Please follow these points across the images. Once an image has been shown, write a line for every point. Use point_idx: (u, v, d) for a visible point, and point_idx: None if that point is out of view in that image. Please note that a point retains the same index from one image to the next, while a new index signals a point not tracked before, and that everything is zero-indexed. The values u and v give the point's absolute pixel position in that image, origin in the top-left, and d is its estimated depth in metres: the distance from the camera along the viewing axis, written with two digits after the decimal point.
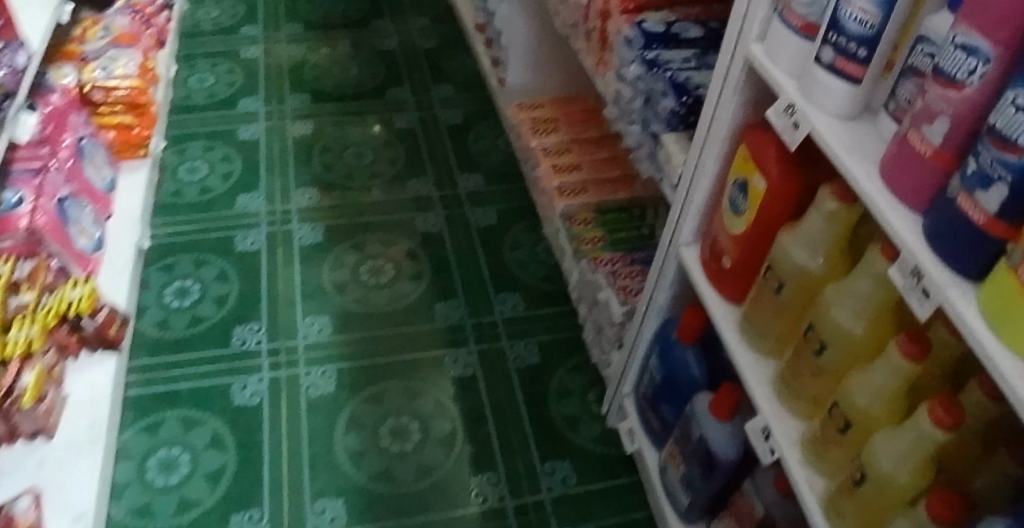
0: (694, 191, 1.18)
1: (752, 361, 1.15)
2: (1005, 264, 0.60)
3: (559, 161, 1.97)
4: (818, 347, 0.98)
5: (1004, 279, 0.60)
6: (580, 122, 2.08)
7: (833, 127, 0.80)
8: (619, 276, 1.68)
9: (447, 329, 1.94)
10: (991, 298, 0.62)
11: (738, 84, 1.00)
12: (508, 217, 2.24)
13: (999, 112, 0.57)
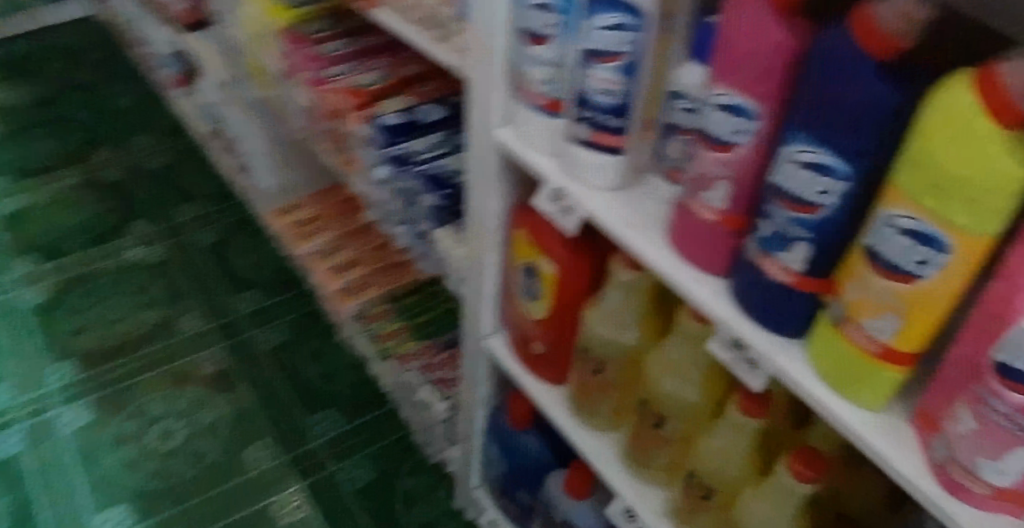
0: (483, 284, 1.06)
1: (595, 441, 1.04)
2: (825, 318, 0.58)
3: (332, 259, 1.66)
4: (659, 419, 0.90)
5: (828, 334, 0.58)
6: (343, 209, 1.82)
7: (609, 204, 0.74)
8: (432, 368, 1.45)
9: (261, 474, 1.59)
10: (822, 354, 0.59)
11: (495, 173, 0.89)
12: (302, 319, 1.89)
13: (779, 171, 0.53)
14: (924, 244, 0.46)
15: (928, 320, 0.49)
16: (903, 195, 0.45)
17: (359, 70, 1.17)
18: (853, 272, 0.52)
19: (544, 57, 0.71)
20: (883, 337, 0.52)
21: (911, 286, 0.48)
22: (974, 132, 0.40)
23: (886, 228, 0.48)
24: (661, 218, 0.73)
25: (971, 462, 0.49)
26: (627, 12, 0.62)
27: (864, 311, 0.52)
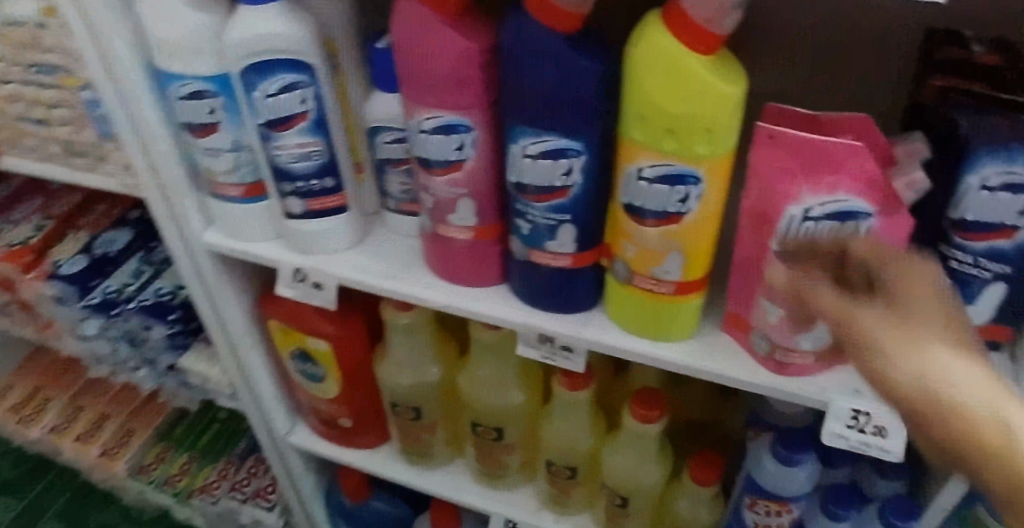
0: (257, 388, 0.85)
1: (444, 478, 0.89)
2: (614, 279, 0.59)
3: (72, 430, 1.15)
4: (496, 433, 0.79)
5: (624, 294, 0.58)
6: (60, 368, 1.24)
7: (359, 262, 0.67)
8: (245, 485, 1.10)
9: None
10: (624, 314, 0.60)
11: (220, 280, 0.75)
12: (73, 502, 1.28)
13: (517, 169, 0.55)
14: (676, 184, 0.49)
15: (703, 245, 0.52)
16: (641, 146, 0.48)
17: (8, 225, 0.90)
18: (622, 231, 0.54)
19: (217, 146, 0.63)
20: (671, 277, 0.54)
21: (680, 225, 0.51)
22: (683, 64, 0.43)
23: (639, 184, 0.50)
24: (417, 251, 0.69)
25: (790, 341, 0.55)
26: (298, 69, 0.56)
27: (648, 261, 0.54)
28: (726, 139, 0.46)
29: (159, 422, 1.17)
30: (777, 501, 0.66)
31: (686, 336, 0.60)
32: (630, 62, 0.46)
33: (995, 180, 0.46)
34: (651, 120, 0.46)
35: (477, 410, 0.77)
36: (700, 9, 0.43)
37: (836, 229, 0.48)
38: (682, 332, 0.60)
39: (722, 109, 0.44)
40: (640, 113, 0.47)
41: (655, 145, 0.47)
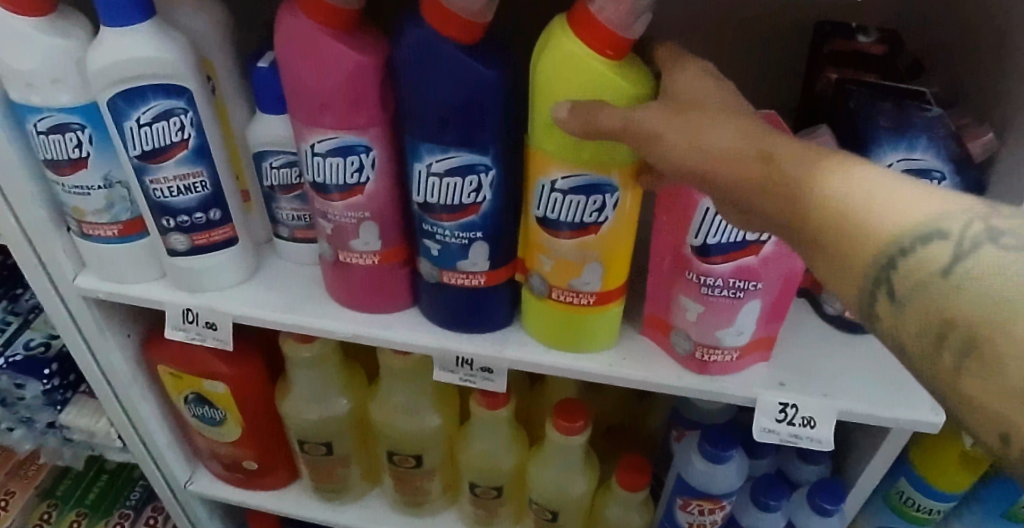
0: (150, 438, 0.77)
1: (361, 513, 0.82)
2: (532, 293, 0.57)
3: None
4: (415, 459, 0.74)
5: (544, 307, 0.57)
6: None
7: (256, 296, 0.62)
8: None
9: None
10: (543, 328, 0.59)
11: (100, 326, 0.68)
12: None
13: (422, 189, 0.52)
14: (591, 194, 0.48)
15: (621, 253, 0.52)
16: (553, 158, 0.47)
17: None
18: (537, 245, 0.53)
19: (84, 184, 0.57)
20: (591, 288, 0.53)
21: (597, 235, 0.50)
22: (592, 70, 0.43)
23: (553, 197, 0.49)
24: (318, 281, 0.64)
25: (713, 339, 0.57)
26: (173, 95, 0.52)
27: (566, 274, 0.53)
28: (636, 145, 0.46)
29: (42, 479, 1.06)
30: (710, 499, 0.67)
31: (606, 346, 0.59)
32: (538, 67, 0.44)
33: (899, 164, 0.57)
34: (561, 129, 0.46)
35: (395, 439, 0.73)
36: (610, 13, 0.42)
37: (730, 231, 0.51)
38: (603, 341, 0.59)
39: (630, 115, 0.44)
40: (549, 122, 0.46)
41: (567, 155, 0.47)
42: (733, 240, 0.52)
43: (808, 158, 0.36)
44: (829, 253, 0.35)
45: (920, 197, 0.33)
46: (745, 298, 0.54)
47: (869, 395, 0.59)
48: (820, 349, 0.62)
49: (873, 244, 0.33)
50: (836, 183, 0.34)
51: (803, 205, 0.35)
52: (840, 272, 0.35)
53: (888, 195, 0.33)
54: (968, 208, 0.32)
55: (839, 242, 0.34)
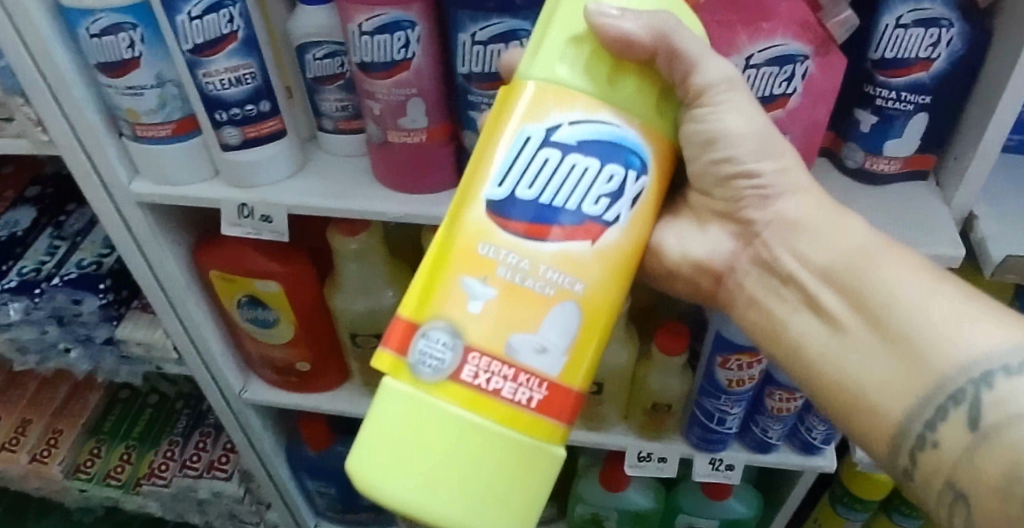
0: (205, 347, 0.80)
1: None
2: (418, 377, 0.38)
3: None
4: None
5: (425, 407, 0.38)
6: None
7: (307, 187, 0.65)
8: (195, 460, 1.04)
9: None
10: (399, 467, 0.37)
11: (154, 234, 0.71)
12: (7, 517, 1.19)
13: (465, 59, 0.55)
14: (604, 164, 0.38)
15: (603, 316, 0.40)
16: (568, 88, 0.38)
17: None
18: (478, 255, 0.38)
19: (138, 85, 0.59)
20: (542, 358, 0.39)
21: (590, 245, 0.39)
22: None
23: (544, 155, 0.38)
24: (363, 170, 0.66)
25: None
26: None
27: (518, 323, 0.38)
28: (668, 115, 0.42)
29: (89, 415, 1.09)
30: (748, 352, 0.72)
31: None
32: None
33: (907, 17, 0.60)
34: (594, 46, 0.39)
35: None
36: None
37: (775, 74, 0.56)
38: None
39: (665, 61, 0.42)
40: (572, 34, 0.39)
41: (593, 89, 0.38)
42: (764, 95, 0.57)
43: (879, 268, 0.42)
44: (895, 363, 0.40)
45: (1000, 327, 0.39)
46: None
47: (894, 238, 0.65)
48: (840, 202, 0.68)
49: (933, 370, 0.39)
50: (899, 300, 0.40)
51: (871, 312, 0.41)
52: (901, 394, 0.40)
53: (958, 320, 0.39)
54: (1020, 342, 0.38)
55: (914, 356, 0.40)
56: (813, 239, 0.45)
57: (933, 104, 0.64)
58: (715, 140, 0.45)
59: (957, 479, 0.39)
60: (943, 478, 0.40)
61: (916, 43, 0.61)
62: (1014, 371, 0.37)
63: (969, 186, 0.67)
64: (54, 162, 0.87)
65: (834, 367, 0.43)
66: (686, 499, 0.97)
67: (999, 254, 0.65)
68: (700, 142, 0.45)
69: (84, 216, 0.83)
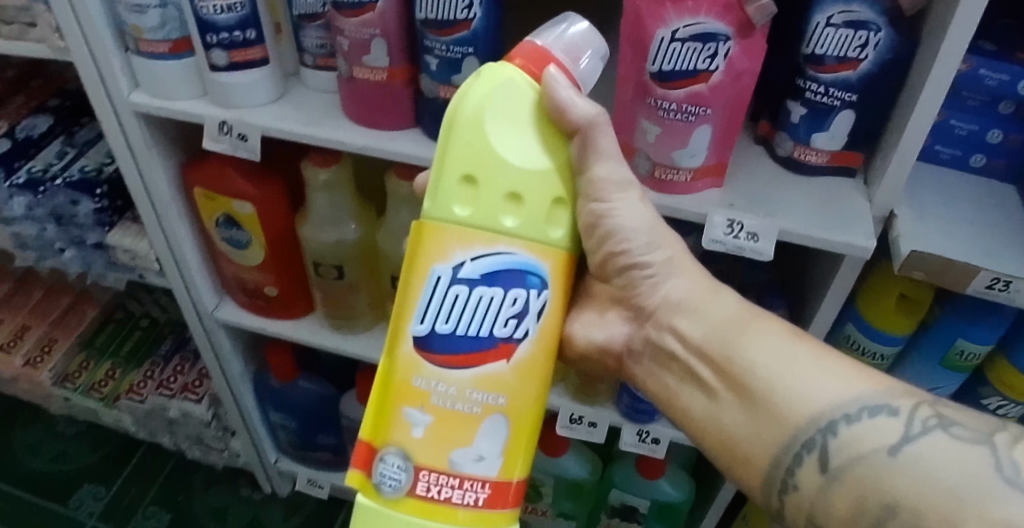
0: (185, 262, 0.85)
1: (372, 345, 0.89)
2: (378, 495, 0.46)
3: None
4: None
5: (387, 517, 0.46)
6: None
7: (283, 112, 0.72)
8: (172, 381, 1.06)
9: None
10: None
11: (146, 144, 0.76)
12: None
13: (422, 6, 0.62)
14: (512, 289, 0.44)
15: (527, 419, 0.47)
16: (468, 229, 0.43)
17: None
18: (411, 387, 0.45)
19: (142, 3, 0.66)
20: (481, 468, 0.46)
21: (506, 363, 0.45)
22: (539, 108, 0.44)
23: (454, 292, 0.44)
24: (335, 105, 0.74)
25: (670, 160, 0.67)
26: None
27: (451, 440, 0.45)
28: (567, 220, 0.45)
29: (83, 329, 1.12)
30: None
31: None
32: (464, 99, 0.43)
33: (837, 17, 0.63)
34: (484, 183, 0.42)
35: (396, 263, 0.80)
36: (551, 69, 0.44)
37: (700, 50, 0.61)
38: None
39: (564, 173, 0.44)
40: (463, 173, 0.42)
41: (489, 228, 0.43)
42: (688, 68, 0.61)
43: (749, 340, 0.44)
44: (763, 424, 0.42)
45: (846, 382, 0.40)
46: (696, 122, 0.64)
47: (812, 222, 0.69)
48: (768, 183, 0.73)
49: (812, 406, 0.41)
50: (768, 372, 0.42)
51: (747, 386, 0.43)
52: (767, 445, 0.42)
53: (823, 381, 0.41)
54: (882, 386, 0.40)
55: (777, 417, 0.42)
56: (690, 318, 0.47)
57: (859, 103, 0.67)
58: (614, 234, 0.47)
59: (817, 520, 0.41)
60: (806, 517, 0.41)
61: (846, 42, 0.64)
62: (853, 418, 0.39)
63: (889, 186, 0.70)
64: (76, 81, 0.95)
65: (714, 429, 0.45)
66: (618, 474, 0.95)
67: (906, 248, 0.68)
68: (601, 235, 0.47)
69: (95, 130, 0.90)
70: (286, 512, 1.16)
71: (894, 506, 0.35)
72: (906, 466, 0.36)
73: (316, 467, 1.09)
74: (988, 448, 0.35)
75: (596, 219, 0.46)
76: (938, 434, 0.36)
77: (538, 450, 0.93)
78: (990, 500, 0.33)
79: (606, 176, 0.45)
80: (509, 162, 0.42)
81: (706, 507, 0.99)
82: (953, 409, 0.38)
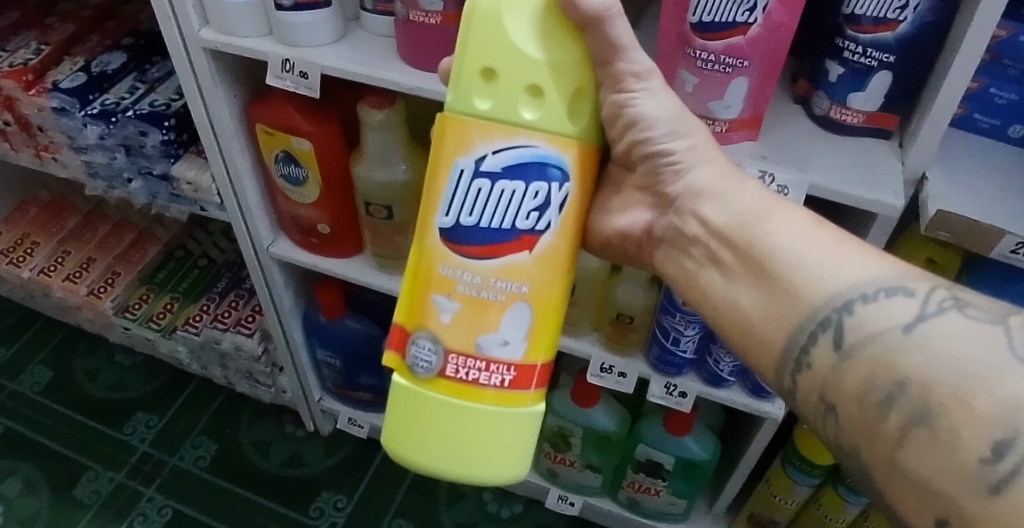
0: (243, 196, 0.89)
1: None
2: (413, 378, 0.55)
3: (60, 270, 1.16)
4: None
5: (421, 394, 0.55)
6: (50, 216, 1.23)
7: (341, 53, 0.77)
8: (226, 315, 1.10)
9: (102, 506, 1.15)
10: (419, 445, 0.56)
11: (213, 80, 0.81)
12: (60, 348, 1.35)
13: None
14: (534, 184, 0.50)
15: (548, 304, 0.54)
16: (489, 121, 0.49)
17: (5, 52, 0.96)
18: (441, 276, 0.53)
19: None
20: (503, 349, 0.54)
21: (528, 253, 0.52)
22: (550, 3, 0.48)
23: (478, 186, 0.51)
24: (390, 48, 0.78)
25: (707, 111, 0.70)
26: None
27: (478, 326, 0.53)
28: (584, 113, 0.51)
29: (145, 265, 1.19)
30: None
31: (516, 477, 0.57)
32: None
33: None
34: (502, 76, 0.48)
35: None
36: None
37: (740, 4, 0.62)
38: (511, 470, 0.57)
39: (581, 67, 0.50)
40: (483, 67, 0.48)
41: (511, 119, 0.49)
42: (727, 21, 0.64)
43: (770, 224, 0.48)
44: (777, 303, 0.47)
45: (860, 263, 0.45)
46: (733, 73, 0.67)
47: (843, 178, 0.71)
48: (804, 139, 0.75)
49: (827, 287, 0.45)
50: (787, 254, 0.47)
51: (760, 261, 0.48)
52: (784, 328, 0.47)
53: (845, 259, 0.45)
54: (898, 271, 0.44)
55: (793, 295, 0.46)
56: (715, 203, 0.53)
57: (896, 64, 0.68)
58: (636, 122, 0.54)
59: (828, 393, 0.45)
60: (818, 393, 0.45)
61: (884, 4, 0.64)
62: (870, 298, 0.43)
63: (922, 148, 0.71)
64: (147, 23, 1.02)
65: (730, 310, 0.50)
66: (646, 430, 0.95)
67: (933, 208, 0.69)
68: (624, 125, 0.54)
69: (165, 68, 0.96)
70: (328, 450, 1.21)
71: (905, 381, 0.39)
72: (919, 343, 0.39)
73: (357, 406, 1.14)
74: (1002, 328, 0.38)
75: (617, 108, 0.52)
76: (953, 314, 0.40)
77: (570, 397, 0.95)
78: (1000, 375, 0.36)
79: (628, 68, 0.51)
80: (523, 54, 0.48)
81: (732, 467, 1.01)
82: (970, 295, 0.42)
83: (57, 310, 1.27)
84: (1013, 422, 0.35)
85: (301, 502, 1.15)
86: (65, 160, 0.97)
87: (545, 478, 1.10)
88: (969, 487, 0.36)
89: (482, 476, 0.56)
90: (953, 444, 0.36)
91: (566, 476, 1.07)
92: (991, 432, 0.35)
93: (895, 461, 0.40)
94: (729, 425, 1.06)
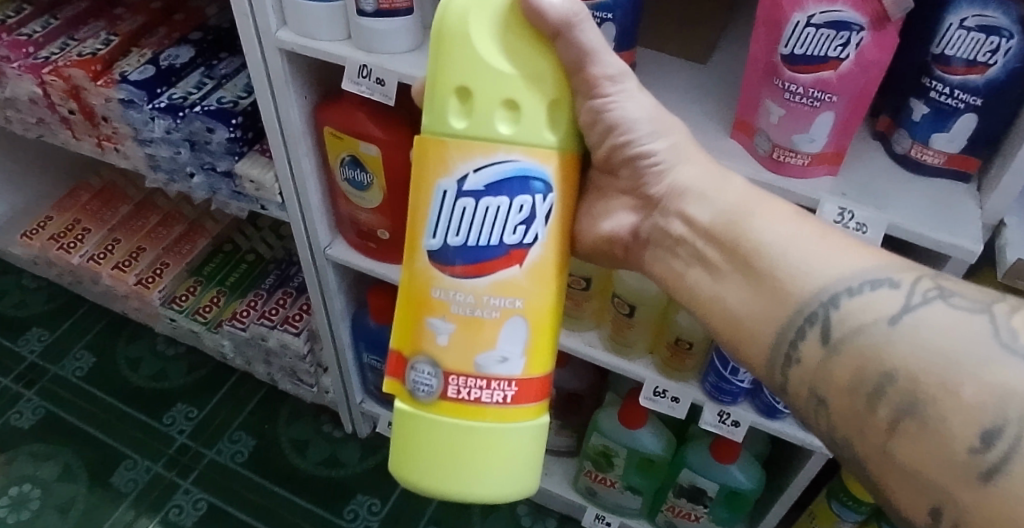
0: (306, 198, 0.89)
1: None
2: (414, 404, 0.55)
3: (110, 258, 1.18)
4: None
5: (424, 418, 0.54)
6: (101, 203, 1.25)
7: (417, 60, 0.75)
8: (273, 313, 1.10)
9: (137, 495, 1.15)
10: (424, 471, 0.55)
11: (288, 81, 0.81)
12: (103, 334, 1.36)
13: None
14: (521, 197, 0.49)
15: (542, 316, 0.53)
16: (467, 141, 0.48)
17: (76, 41, 0.97)
18: (435, 299, 0.52)
19: None
20: (498, 365, 0.53)
21: (519, 268, 0.51)
22: (514, 10, 0.47)
23: (462, 205, 0.49)
24: None
25: (790, 143, 0.69)
26: None
27: (475, 345, 0.52)
28: (562, 123, 0.50)
29: (193, 257, 1.19)
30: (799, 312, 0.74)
31: (525, 492, 0.56)
32: (448, 7, 0.47)
33: (971, 20, 0.62)
34: (477, 95, 0.47)
35: None
36: None
37: (833, 37, 0.61)
38: (523, 483, 0.56)
39: (556, 74, 0.49)
40: (458, 87, 0.47)
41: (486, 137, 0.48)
42: (819, 54, 0.62)
43: (755, 221, 0.48)
44: (765, 300, 0.47)
45: (846, 256, 0.44)
46: (821, 108, 0.65)
47: (922, 219, 0.70)
48: (881, 176, 0.74)
49: (810, 281, 0.45)
50: (773, 249, 0.46)
51: (746, 253, 0.47)
52: (771, 323, 0.46)
53: (829, 252, 0.45)
54: (885, 264, 0.44)
55: (778, 290, 0.46)
56: (698, 202, 0.52)
57: (984, 108, 0.66)
58: (617, 126, 0.52)
59: (818, 387, 0.44)
60: (808, 386, 0.45)
61: (976, 45, 0.63)
62: (855, 292, 0.43)
63: (1001, 196, 0.69)
64: (215, 19, 1.02)
65: (719, 308, 0.49)
66: (690, 454, 0.95)
67: (1013, 256, 0.69)
68: (604, 129, 0.52)
69: (231, 64, 0.96)
70: (364, 452, 1.21)
71: (892, 373, 0.38)
72: (902, 338, 0.39)
73: None
74: (987, 318, 0.37)
75: (596, 114, 0.51)
76: (937, 304, 0.40)
77: (617, 418, 0.94)
78: (989, 362, 0.35)
79: (602, 72, 0.50)
80: (497, 70, 0.47)
81: (775, 497, 1.00)
82: (954, 283, 0.42)
83: (106, 298, 1.27)
84: (1000, 410, 0.34)
85: (336, 503, 1.15)
86: (127, 151, 0.97)
87: (583, 497, 1.10)
88: (959, 475, 0.35)
89: (499, 494, 0.55)
90: (942, 433, 0.36)
91: (605, 496, 1.06)
92: (980, 420, 0.35)
93: (888, 454, 0.39)
94: (774, 455, 1.05)
